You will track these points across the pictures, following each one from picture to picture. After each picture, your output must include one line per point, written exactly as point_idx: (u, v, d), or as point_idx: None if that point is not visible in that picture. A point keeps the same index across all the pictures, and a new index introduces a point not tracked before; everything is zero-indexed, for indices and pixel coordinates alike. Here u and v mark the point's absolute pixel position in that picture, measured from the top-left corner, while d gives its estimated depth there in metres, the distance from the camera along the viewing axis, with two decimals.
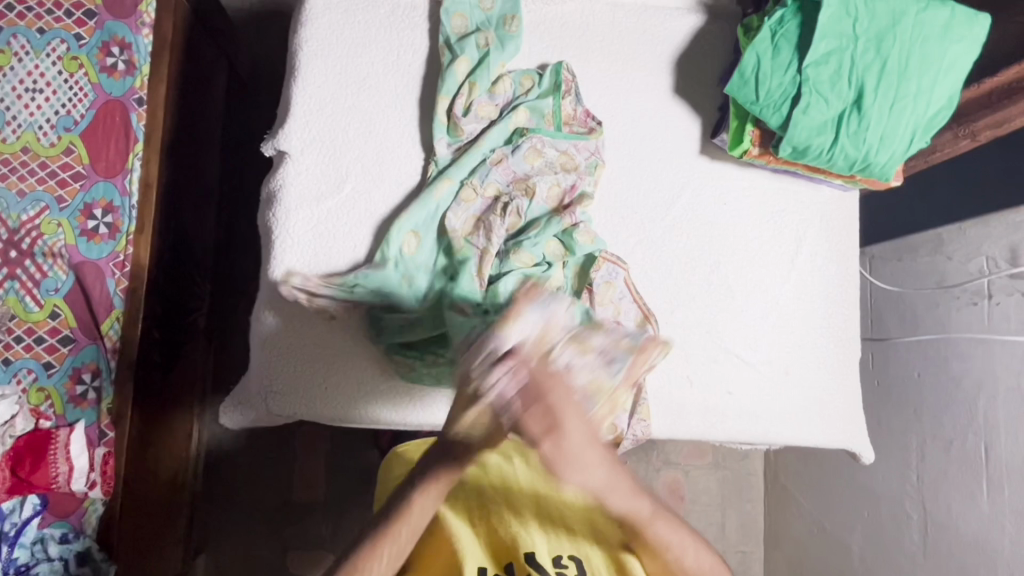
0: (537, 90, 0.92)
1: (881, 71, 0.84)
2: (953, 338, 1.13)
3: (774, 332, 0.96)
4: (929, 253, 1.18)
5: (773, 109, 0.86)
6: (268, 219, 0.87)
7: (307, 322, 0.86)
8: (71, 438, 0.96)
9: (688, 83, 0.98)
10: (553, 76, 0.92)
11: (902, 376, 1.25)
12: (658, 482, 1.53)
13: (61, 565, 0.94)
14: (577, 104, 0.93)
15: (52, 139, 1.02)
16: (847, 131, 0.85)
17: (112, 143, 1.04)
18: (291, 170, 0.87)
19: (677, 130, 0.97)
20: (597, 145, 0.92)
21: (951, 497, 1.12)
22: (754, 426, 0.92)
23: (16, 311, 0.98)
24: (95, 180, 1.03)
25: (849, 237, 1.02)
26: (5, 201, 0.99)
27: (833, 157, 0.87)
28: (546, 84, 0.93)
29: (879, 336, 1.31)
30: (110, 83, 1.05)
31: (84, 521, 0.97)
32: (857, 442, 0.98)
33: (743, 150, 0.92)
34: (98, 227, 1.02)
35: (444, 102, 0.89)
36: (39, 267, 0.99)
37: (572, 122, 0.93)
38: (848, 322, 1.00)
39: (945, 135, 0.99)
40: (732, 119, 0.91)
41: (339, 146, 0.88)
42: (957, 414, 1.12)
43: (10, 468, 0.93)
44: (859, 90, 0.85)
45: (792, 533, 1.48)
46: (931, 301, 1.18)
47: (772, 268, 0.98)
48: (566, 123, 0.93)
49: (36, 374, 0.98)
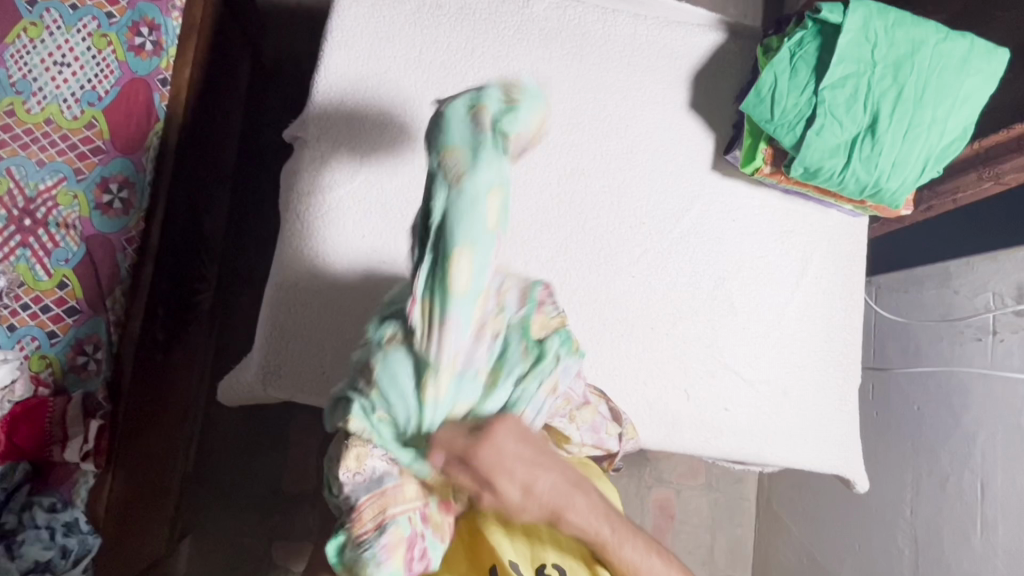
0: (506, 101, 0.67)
1: (897, 98, 0.85)
2: (955, 372, 1.12)
3: (776, 352, 0.96)
4: (937, 286, 1.18)
5: (787, 129, 0.86)
6: (283, 203, 0.88)
7: (310, 308, 0.86)
8: (67, 408, 0.96)
9: (706, 99, 0.99)
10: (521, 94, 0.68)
11: (902, 409, 1.24)
12: (649, 499, 1.51)
13: (48, 533, 0.93)
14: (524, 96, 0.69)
15: (76, 113, 1.04)
16: (860, 155, 0.86)
17: (133, 120, 1.05)
18: (308, 157, 0.88)
19: (691, 145, 0.98)
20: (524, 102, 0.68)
21: (944, 533, 1.10)
22: (748, 444, 0.92)
23: (25, 278, 0.99)
24: (113, 156, 1.04)
25: (856, 263, 1.02)
26: (24, 170, 1.01)
27: (844, 181, 0.87)
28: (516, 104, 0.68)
29: (880, 365, 1.31)
30: (136, 62, 1.06)
31: (74, 493, 0.98)
32: (851, 469, 0.97)
33: (755, 168, 0.93)
34: (112, 202, 1.03)
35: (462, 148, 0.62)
36: (51, 237, 1.01)
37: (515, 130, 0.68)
38: (848, 347, 0.99)
39: (970, 176, 0.97)
40: (746, 136, 0.92)
41: (356, 137, 0.90)
42: (955, 449, 1.11)
43: (5, 433, 0.95)
44: (874, 116, 0.85)
45: (780, 561, 1.46)
46: (935, 334, 1.18)
47: (777, 288, 0.98)
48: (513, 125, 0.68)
49: (39, 342, 0.99)
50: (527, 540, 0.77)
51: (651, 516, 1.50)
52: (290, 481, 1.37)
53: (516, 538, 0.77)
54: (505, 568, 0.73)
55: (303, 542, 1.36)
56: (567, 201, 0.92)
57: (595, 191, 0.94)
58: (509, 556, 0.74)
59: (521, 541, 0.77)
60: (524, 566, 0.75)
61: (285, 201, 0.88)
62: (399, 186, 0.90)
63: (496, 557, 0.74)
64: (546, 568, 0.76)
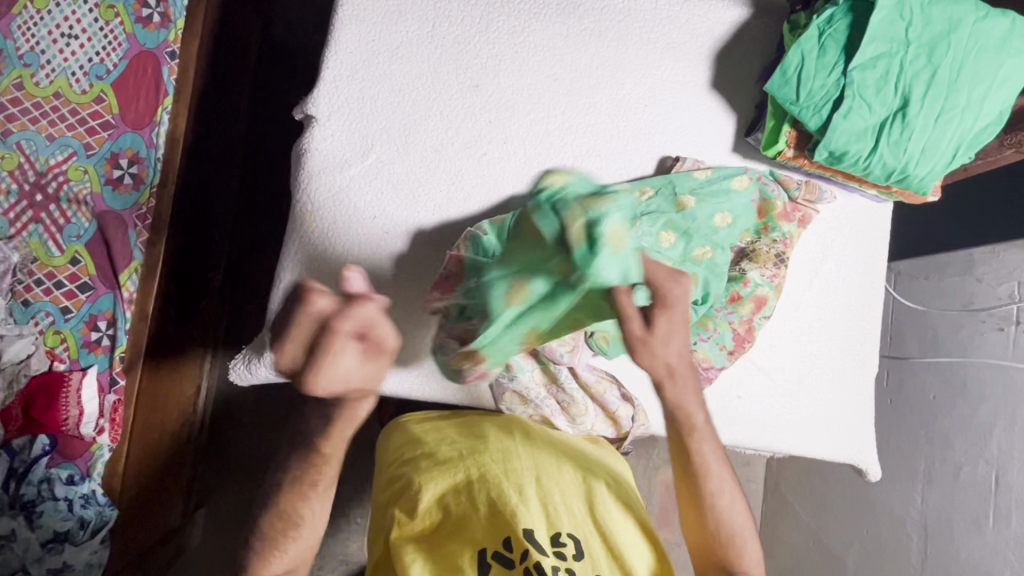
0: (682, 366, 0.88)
1: (930, 79, 0.81)
2: (974, 362, 1.10)
3: (792, 338, 0.94)
4: (959, 273, 1.15)
5: (813, 111, 0.83)
6: (294, 182, 0.87)
7: None
8: (82, 383, 0.99)
9: (728, 77, 0.96)
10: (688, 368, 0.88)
11: (916, 396, 1.22)
12: (657, 479, 1.52)
13: (66, 505, 0.97)
14: (698, 375, 0.88)
15: (84, 87, 1.05)
16: (889, 139, 0.82)
17: (142, 95, 1.06)
18: (317, 135, 0.86)
19: (711, 126, 0.95)
20: (700, 373, 0.88)
21: (955, 523, 1.10)
22: (761, 433, 0.91)
23: (39, 254, 1.01)
24: (123, 130, 1.06)
25: (878, 249, 0.99)
26: (35, 144, 1.03)
27: (870, 166, 0.84)
28: None
29: (897, 354, 1.28)
30: (145, 34, 1.08)
31: (91, 466, 1.01)
32: (864, 458, 0.96)
33: (777, 151, 0.90)
34: (123, 177, 1.05)
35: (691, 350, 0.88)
36: (63, 213, 1.03)
37: (706, 362, 0.88)
38: (866, 336, 0.97)
39: None
40: (769, 118, 0.89)
41: (366, 114, 0.87)
42: (970, 439, 1.10)
43: (22, 407, 0.98)
44: (905, 98, 0.82)
45: (788, 545, 1.46)
46: (955, 323, 1.16)
47: (795, 275, 0.96)
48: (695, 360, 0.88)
49: (53, 317, 1.01)
50: (540, 510, 0.71)
51: (658, 496, 1.51)
52: None
53: (528, 506, 0.70)
54: (520, 540, 0.67)
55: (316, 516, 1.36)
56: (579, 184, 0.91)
57: (611, 173, 0.92)
58: (525, 524, 0.68)
59: (533, 509, 0.70)
60: (540, 535, 0.68)
61: (295, 181, 0.86)
62: (411, 167, 0.88)
63: (511, 526, 0.68)
64: (560, 537, 0.69)
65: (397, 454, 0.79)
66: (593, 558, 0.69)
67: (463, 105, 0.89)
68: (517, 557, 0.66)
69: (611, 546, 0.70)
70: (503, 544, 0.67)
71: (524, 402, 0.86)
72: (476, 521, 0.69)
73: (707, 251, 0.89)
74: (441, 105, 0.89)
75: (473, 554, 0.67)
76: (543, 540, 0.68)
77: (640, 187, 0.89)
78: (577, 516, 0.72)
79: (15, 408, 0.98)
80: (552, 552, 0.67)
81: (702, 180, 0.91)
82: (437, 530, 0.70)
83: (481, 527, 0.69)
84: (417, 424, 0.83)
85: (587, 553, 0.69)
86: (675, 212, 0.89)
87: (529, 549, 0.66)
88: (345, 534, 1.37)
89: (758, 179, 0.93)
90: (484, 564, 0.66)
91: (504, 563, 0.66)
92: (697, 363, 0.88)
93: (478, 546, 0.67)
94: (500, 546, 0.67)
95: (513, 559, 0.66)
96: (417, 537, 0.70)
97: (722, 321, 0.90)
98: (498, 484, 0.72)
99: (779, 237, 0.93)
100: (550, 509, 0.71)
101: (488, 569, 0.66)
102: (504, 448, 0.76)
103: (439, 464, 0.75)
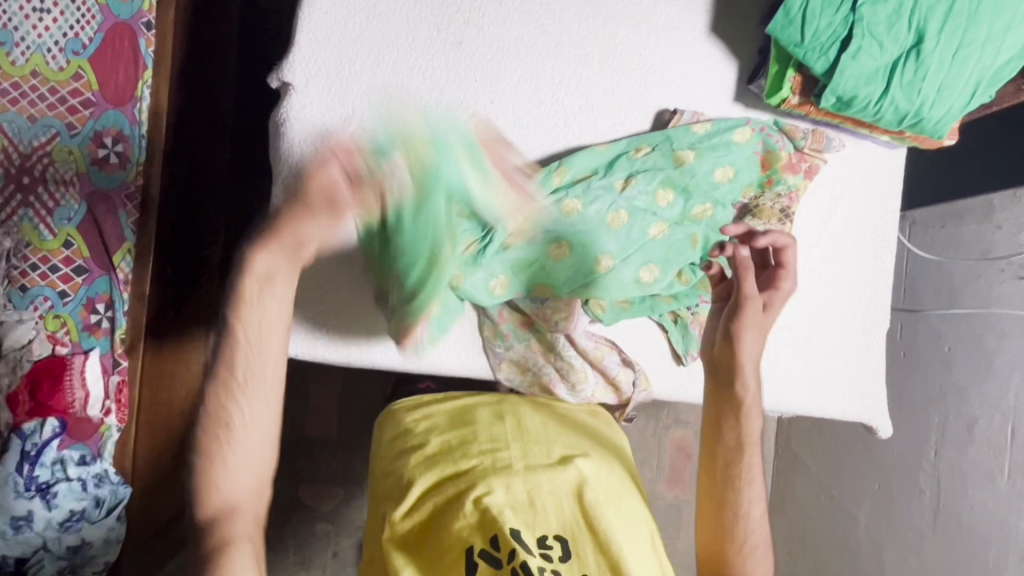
0: (675, 328, 0.89)
1: (947, 11, 0.75)
2: (993, 313, 1.06)
3: (799, 297, 0.91)
4: (978, 221, 1.10)
5: (819, 53, 0.77)
6: (276, 154, 0.84)
7: (312, 268, 0.84)
8: (86, 366, 1.01)
9: (730, 20, 0.90)
10: (683, 329, 0.90)
11: (931, 350, 1.19)
12: (666, 439, 1.51)
13: (80, 484, 0.99)
14: (698, 335, 0.89)
15: (61, 63, 1.02)
16: (901, 81, 0.77)
17: (120, 69, 1.03)
18: (295, 103, 0.82)
19: (710, 75, 0.90)
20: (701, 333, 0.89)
21: (970, 476, 1.08)
22: (767, 393, 0.89)
23: (31, 238, 1.00)
24: (104, 108, 1.03)
25: (890, 199, 0.94)
26: (17, 126, 1.00)
27: (880, 111, 0.79)
28: (676, 331, 0.89)
29: (911, 307, 1.24)
30: (117, 5, 1.03)
31: (102, 446, 1.03)
32: (876, 415, 0.94)
33: (782, 98, 0.84)
34: (109, 156, 1.03)
35: (685, 314, 0.89)
36: (52, 196, 1.01)
37: (707, 323, 0.89)
38: (877, 292, 0.94)
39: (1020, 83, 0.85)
40: (772, 63, 0.83)
41: (345, 79, 0.83)
42: (987, 392, 1.06)
43: (29, 392, 0.99)
44: (920, 34, 0.76)
45: (798, 498, 1.47)
46: (973, 273, 1.10)
47: (803, 229, 0.92)
48: (696, 321, 0.89)
49: (52, 301, 1.01)
50: (528, 507, 0.67)
51: (668, 456, 1.51)
52: (311, 427, 1.37)
53: (515, 502, 0.67)
54: (507, 538, 0.63)
55: (328, 485, 1.37)
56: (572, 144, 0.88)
57: (606, 130, 0.88)
58: (511, 523, 0.65)
59: (521, 507, 0.67)
60: (526, 535, 0.64)
61: (275, 154, 0.83)
62: None
63: (497, 525, 0.64)
64: (548, 540, 0.65)
65: (389, 449, 0.77)
66: (581, 557, 0.65)
67: (446, 64, 0.85)
68: (504, 556, 0.62)
69: (602, 543, 0.65)
70: (491, 542, 0.64)
71: (521, 371, 0.86)
72: (460, 516, 0.66)
73: (707, 207, 0.88)
74: (424, 65, 0.85)
75: (461, 551, 0.64)
76: (530, 540, 0.64)
77: (635, 144, 0.86)
78: (564, 511, 0.67)
79: (23, 394, 0.99)
80: (540, 555, 0.63)
81: (701, 134, 0.86)
82: (426, 528, 0.68)
83: (465, 524, 0.66)
84: (408, 413, 0.80)
85: (575, 553, 0.65)
86: (673, 169, 0.86)
87: (515, 549, 0.62)
88: (360, 501, 1.38)
89: (761, 131, 0.88)
90: (471, 562, 0.63)
91: (491, 561, 0.63)
92: (698, 324, 0.89)
93: (465, 543, 0.65)
94: (487, 543, 0.64)
95: (500, 557, 0.63)
96: (405, 536, 0.68)
97: (721, 282, 0.88)
98: (484, 477, 0.68)
99: (784, 189, 0.89)
100: (538, 507, 0.67)
101: (475, 569, 0.63)
102: (493, 437, 0.74)
103: (428, 458, 0.73)
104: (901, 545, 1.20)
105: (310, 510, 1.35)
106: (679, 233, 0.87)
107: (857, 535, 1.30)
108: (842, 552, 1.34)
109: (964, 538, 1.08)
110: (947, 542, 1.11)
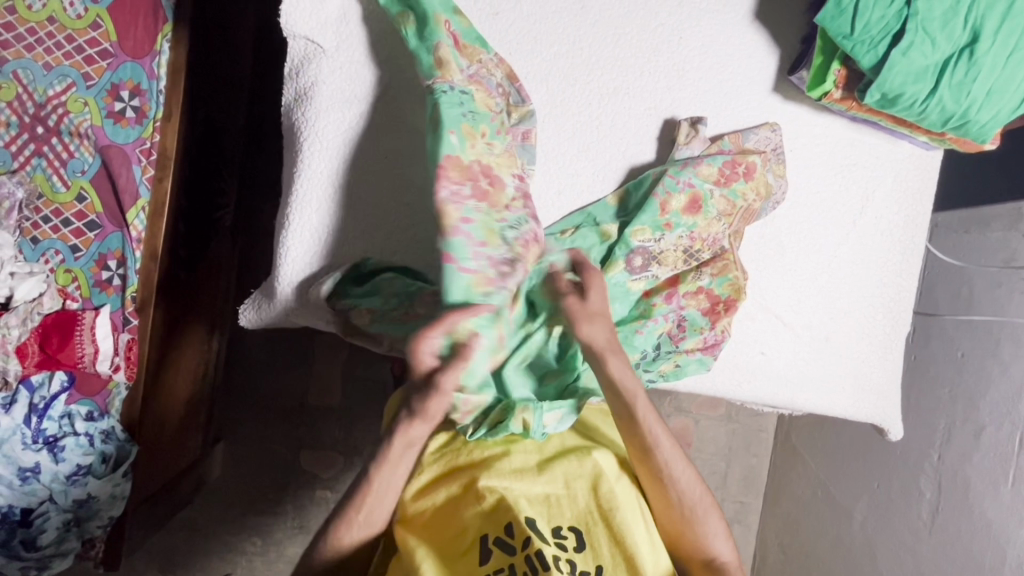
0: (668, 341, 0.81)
1: (1004, 13, 0.74)
2: (1009, 322, 1.05)
3: (821, 296, 0.90)
4: (1003, 228, 1.09)
5: (868, 46, 0.75)
6: (300, 118, 0.82)
7: (330, 234, 0.82)
8: (96, 322, 0.98)
9: (774, 9, 0.88)
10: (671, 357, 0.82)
11: (943, 354, 1.19)
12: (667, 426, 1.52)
13: (87, 440, 0.98)
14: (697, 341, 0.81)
15: (79, 11, 0.99)
16: (951, 80, 0.75)
17: (140, 20, 1.00)
18: (324, 66, 0.81)
19: (750, 63, 0.88)
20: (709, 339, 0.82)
21: (974, 482, 1.08)
22: (781, 389, 0.89)
23: (44, 189, 0.99)
24: (122, 60, 1.00)
25: (922, 201, 0.93)
26: (32, 74, 0.98)
27: (926, 110, 0.77)
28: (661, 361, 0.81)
29: (927, 310, 1.24)
30: None
31: (110, 403, 1.00)
32: (888, 417, 0.94)
33: (823, 92, 0.83)
34: (125, 110, 1.00)
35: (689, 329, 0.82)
36: (66, 146, 0.99)
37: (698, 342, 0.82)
38: (900, 294, 0.93)
39: None
40: (816, 54, 0.82)
41: (377, 45, 0.82)
42: (997, 400, 1.06)
43: (39, 344, 0.98)
44: (975, 34, 0.74)
45: (795, 491, 1.48)
46: (994, 280, 1.09)
47: (831, 225, 0.90)
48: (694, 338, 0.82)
49: (63, 255, 1.00)
50: (543, 501, 0.66)
51: None
52: (314, 395, 1.36)
53: (530, 495, 0.66)
54: (523, 526, 0.62)
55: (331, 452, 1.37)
56: (553, 197, 0.86)
57: (641, 113, 0.87)
58: (527, 512, 0.63)
59: (535, 500, 0.66)
60: (540, 524, 0.64)
61: (301, 117, 0.81)
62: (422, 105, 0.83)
63: (512, 512, 0.63)
64: (561, 531, 0.64)
65: None
66: (594, 548, 0.64)
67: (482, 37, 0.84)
68: (519, 543, 0.61)
69: (617, 535, 0.65)
70: (505, 530, 0.62)
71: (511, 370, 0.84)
72: (474, 505, 0.65)
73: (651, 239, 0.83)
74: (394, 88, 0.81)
75: (476, 537, 0.63)
76: (544, 530, 0.63)
77: (559, 228, 0.84)
78: (578, 503, 0.66)
79: (32, 346, 0.98)
80: (554, 545, 0.62)
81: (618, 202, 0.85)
82: (436, 515, 0.67)
83: (478, 514, 0.64)
84: None
85: (588, 544, 0.64)
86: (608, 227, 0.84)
87: (530, 537, 0.61)
88: None
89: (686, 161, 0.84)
90: (485, 549, 0.62)
91: (506, 549, 0.62)
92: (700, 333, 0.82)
93: (479, 531, 0.64)
94: (502, 532, 0.63)
95: (516, 545, 0.61)
96: (419, 523, 0.67)
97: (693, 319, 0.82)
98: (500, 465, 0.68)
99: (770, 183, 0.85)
100: (552, 501, 0.66)
101: (489, 556, 0.62)
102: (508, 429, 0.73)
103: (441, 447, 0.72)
104: (897, 545, 1.21)
105: (311, 475, 1.36)
106: (618, 252, 0.81)
107: (852, 532, 1.32)
108: (835, 548, 1.35)
109: (962, 542, 1.08)
110: (944, 544, 1.12)
